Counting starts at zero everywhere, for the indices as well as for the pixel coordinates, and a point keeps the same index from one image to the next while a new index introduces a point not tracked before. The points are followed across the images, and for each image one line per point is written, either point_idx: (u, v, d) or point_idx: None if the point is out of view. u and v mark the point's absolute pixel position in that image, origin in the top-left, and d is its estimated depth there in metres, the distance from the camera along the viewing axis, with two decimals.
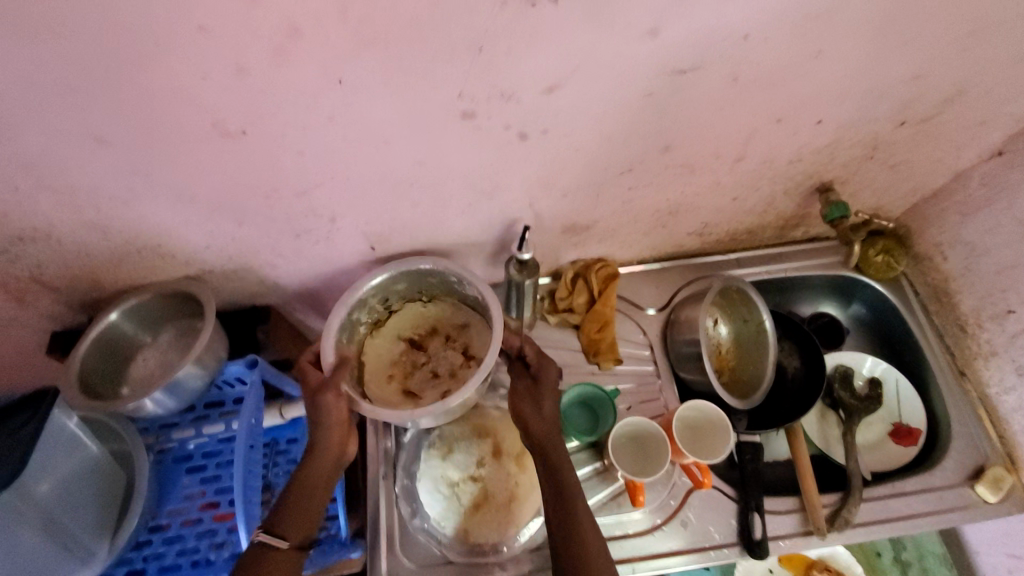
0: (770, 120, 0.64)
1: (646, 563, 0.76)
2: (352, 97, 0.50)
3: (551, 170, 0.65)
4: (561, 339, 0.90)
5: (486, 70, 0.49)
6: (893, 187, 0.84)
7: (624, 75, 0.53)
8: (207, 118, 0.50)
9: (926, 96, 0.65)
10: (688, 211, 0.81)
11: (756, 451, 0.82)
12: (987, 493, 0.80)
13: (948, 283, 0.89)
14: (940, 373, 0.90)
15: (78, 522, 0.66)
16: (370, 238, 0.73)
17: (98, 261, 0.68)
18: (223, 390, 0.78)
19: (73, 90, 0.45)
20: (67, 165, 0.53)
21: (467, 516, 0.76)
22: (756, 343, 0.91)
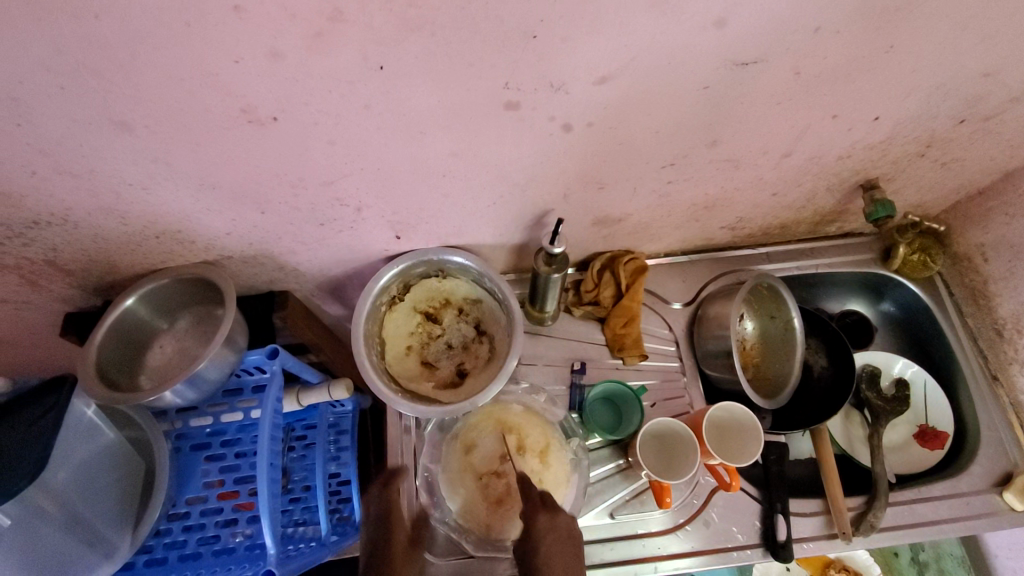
0: (825, 115, 0.60)
1: (669, 562, 0.75)
2: (392, 84, 0.46)
3: (591, 163, 0.62)
4: (585, 332, 0.88)
5: (538, 59, 0.46)
6: (938, 185, 0.81)
7: (683, 68, 0.49)
8: (236, 105, 0.46)
9: (992, 94, 0.62)
10: (725, 205, 0.77)
11: (781, 451, 0.80)
12: (1015, 502, 0.79)
13: (987, 285, 0.87)
14: (973, 377, 0.88)
15: (99, 512, 0.64)
16: (396, 227, 0.70)
17: (114, 245, 0.65)
18: (242, 377, 0.74)
19: (94, 72, 0.42)
20: (86, 151, 0.50)
21: (491, 511, 0.75)
22: (783, 343, 0.88)
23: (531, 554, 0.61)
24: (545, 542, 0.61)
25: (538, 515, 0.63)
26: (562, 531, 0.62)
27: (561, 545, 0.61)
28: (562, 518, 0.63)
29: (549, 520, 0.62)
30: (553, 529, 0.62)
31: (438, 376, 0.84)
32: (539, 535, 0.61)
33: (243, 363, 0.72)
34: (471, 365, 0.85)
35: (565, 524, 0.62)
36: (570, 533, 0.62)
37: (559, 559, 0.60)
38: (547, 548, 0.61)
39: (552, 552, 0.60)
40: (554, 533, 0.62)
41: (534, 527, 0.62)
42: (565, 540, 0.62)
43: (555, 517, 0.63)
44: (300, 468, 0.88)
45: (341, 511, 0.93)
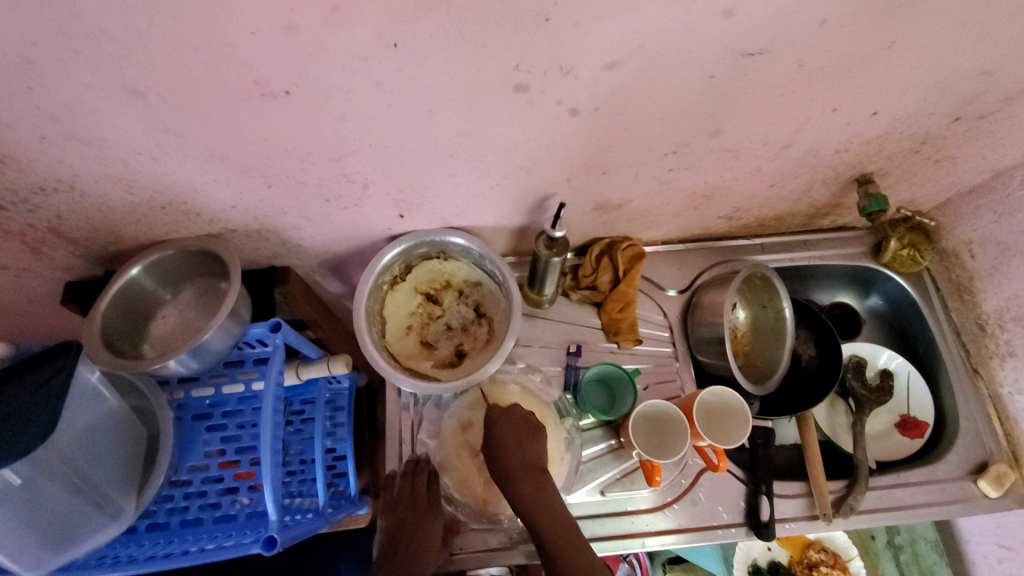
0: (825, 109, 0.62)
1: (657, 538, 0.78)
2: (405, 62, 0.47)
3: (595, 148, 0.63)
4: (581, 316, 0.90)
5: (549, 42, 0.47)
6: (931, 181, 0.83)
7: (691, 56, 0.50)
8: (250, 77, 0.47)
9: (988, 93, 0.64)
10: (723, 195, 0.79)
11: (767, 435, 0.82)
12: (989, 489, 0.82)
13: (972, 281, 0.89)
14: (954, 369, 0.91)
15: (104, 475, 0.66)
16: (400, 206, 0.71)
17: (119, 214, 0.66)
18: (244, 350, 0.75)
19: (112, 40, 0.43)
20: (97, 117, 0.50)
21: (487, 486, 0.78)
22: (773, 331, 0.90)
23: (490, 434, 0.74)
24: (498, 424, 0.75)
25: (494, 407, 0.77)
26: (515, 417, 0.75)
27: (512, 426, 0.74)
28: (515, 410, 0.76)
29: (502, 411, 0.76)
30: (506, 415, 0.75)
31: (437, 355, 0.86)
32: (493, 420, 0.75)
33: (246, 336, 0.73)
34: (470, 347, 0.87)
35: (518, 414, 0.76)
36: (523, 420, 0.75)
37: (513, 434, 0.73)
38: (502, 431, 0.74)
39: (505, 431, 0.74)
40: (507, 418, 0.75)
41: (490, 419, 0.76)
42: (517, 424, 0.75)
43: (510, 410, 0.76)
44: (298, 441, 0.91)
45: (338, 486, 0.95)
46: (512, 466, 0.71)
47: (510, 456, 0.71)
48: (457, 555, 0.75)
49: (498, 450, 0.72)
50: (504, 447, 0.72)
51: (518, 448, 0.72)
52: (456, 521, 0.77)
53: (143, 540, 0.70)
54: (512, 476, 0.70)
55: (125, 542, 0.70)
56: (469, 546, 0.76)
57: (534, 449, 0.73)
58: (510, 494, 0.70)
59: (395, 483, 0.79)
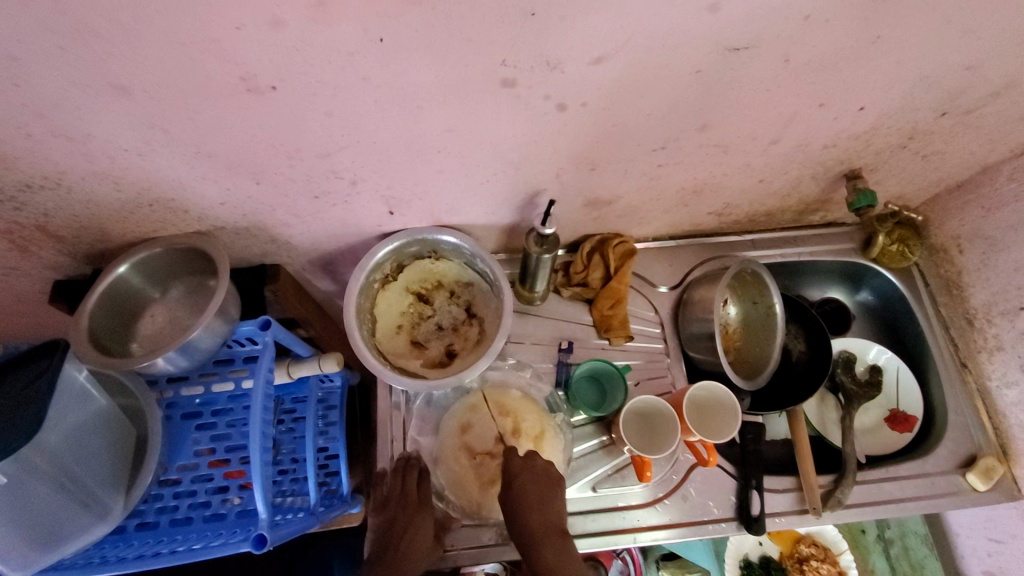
0: (812, 104, 0.62)
1: (649, 533, 0.78)
2: (391, 57, 0.47)
3: (584, 144, 0.63)
4: (573, 313, 0.90)
5: (536, 36, 0.47)
6: (920, 176, 0.84)
7: (677, 51, 0.51)
8: (236, 72, 0.47)
9: (974, 88, 0.64)
10: (713, 191, 0.79)
11: (758, 431, 0.82)
12: (978, 482, 0.83)
13: (960, 276, 0.90)
14: (943, 364, 0.92)
15: (92, 475, 0.65)
16: (390, 202, 0.71)
17: (106, 212, 0.65)
18: (233, 348, 0.75)
19: (94, 34, 0.42)
20: (82, 114, 0.50)
21: (482, 491, 0.77)
22: (763, 328, 0.90)
23: (509, 488, 0.72)
24: (520, 477, 0.73)
25: (513, 457, 0.75)
26: (536, 470, 0.73)
27: (534, 480, 0.72)
28: (535, 460, 0.74)
29: (523, 462, 0.74)
30: (527, 468, 0.73)
31: (427, 355, 0.86)
32: (514, 473, 0.73)
33: (235, 334, 0.73)
34: (461, 347, 0.86)
35: (538, 466, 0.74)
36: (544, 474, 0.73)
37: (535, 491, 0.71)
38: (522, 482, 0.72)
39: (527, 486, 0.72)
40: (528, 471, 0.73)
41: (510, 468, 0.74)
42: (539, 478, 0.73)
43: (530, 459, 0.74)
44: (289, 440, 0.91)
45: (331, 485, 0.96)
46: (535, 528, 0.69)
47: (533, 517, 0.70)
48: (450, 551, 0.75)
49: (521, 510, 0.70)
50: (526, 506, 0.70)
51: (540, 507, 0.71)
52: (448, 518, 0.77)
53: (132, 540, 0.70)
54: (534, 540, 0.69)
55: (114, 542, 0.70)
56: (460, 544, 0.76)
57: (554, 508, 0.71)
58: (530, 557, 0.69)
59: (388, 478, 0.79)
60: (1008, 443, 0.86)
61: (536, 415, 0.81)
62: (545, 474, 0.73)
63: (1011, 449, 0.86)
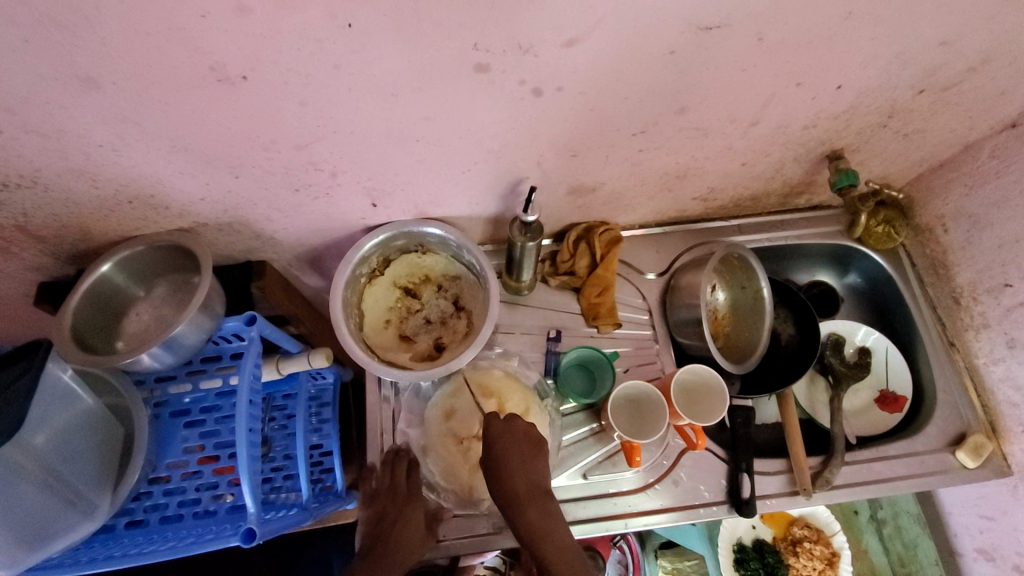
0: (789, 84, 0.62)
1: (640, 519, 0.78)
2: (361, 43, 0.47)
3: (563, 129, 0.63)
4: (561, 303, 0.90)
5: (505, 18, 0.46)
6: (902, 156, 0.84)
7: (649, 32, 0.51)
8: (205, 62, 0.47)
9: (951, 64, 0.64)
10: (697, 175, 0.79)
11: (748, 414, 0.82)
12: (967, 460, 0.83)
13: (946, 255, 0.90)
14: (932, 343, 0.92)
15: (77, 473, 0.65)
16: (371, 194, 0.71)
17: (86, 210, 0.65)
18: (220, 345, 0.75)
19: (59, 26, 0.42)
20: (54, 109, 0.50)
21: (472, 472, 0.77)
22: (752, 311, 0.90)
23: (492, 451, 0.71)
24: (501, 439, 0.72)
25: (495, 418, 0.74)
26: (518, 432, 0.72)
27: (515, 441, 0.71)
28: (517, 422, 0.73)
29: (505, 424, 0.73)
30: (508, 430, 0.72)
31: (416, 349, 0.85)
32: (496, 435, 0.72)
33: (220, 330, 0.73)
34: (449, 340, 0.86)
35: (520, 428, 0.73)
36: (526, 435, 0.72)
37: (517, 453, 0.70)
38: (504, 445, 0.71)
39: (508, 449, 0.71)
40: (509, 433, 0.72)
41: (491, 430, 0.73)
42: (521, 440, 0.72)
43: (511, 421, 0.73)
44: (281, 437, 0.91)
45: (325, 481, 0.96)
46: (520, 492, 0.68)
47: (516, 480, 0.69)
48: (442, 542, 0.75)
49: (503, 472, 0.69)
50: (510, 470, 0.69)
51: (523, 469, 0.70)
52: (440, 509, 0.77)
53: (122, 538, 0.70)
54: (520, 504, 0.68)
55: (104, 540, 0.69)
56: (453, 535, 0.76)
57: (537, 470, 0.71)
58: (517, 523, 0.68)
59: (378, 475, 0.79)
60: (997, 420, 0.86)
61: (520, 394, 0.81)
62: (527, 437, 0.72)
63: (1001, 426, 0.86)
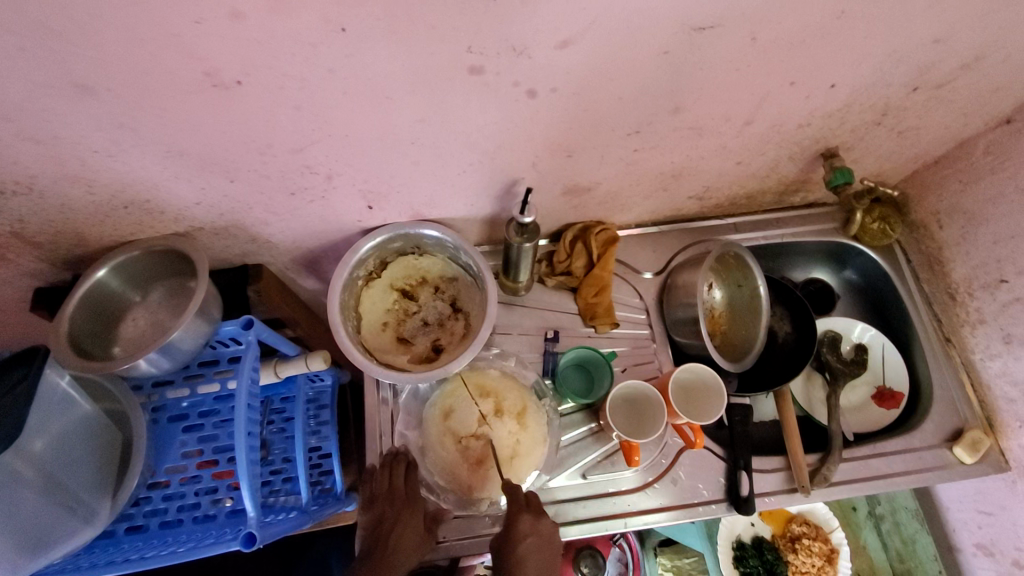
0: (783, 83, 0.63)
1: (638, 518, 0.79)
2: (356, 48, 0.47)
3: (558, 129, 0.63)
4: (558, 303, 0.90)
5: (499, 20, 0.47)
6: (897, 153, 0.84)
7: (643, 33, 0.51)
8: (199, 67, 0.47)
9: (944, 61, 0.64)
10: (692, 174, 0.79)
11: (746, 412, 0.83)
12: (965, 455, 0.83)
13: (941, 251, 0.90)
14: (927, 340, 0.92)
15: (77, 480, 0.65)
16: (367, 196, 0.71)
17: (82, 216, 0.65)
18: (217, 349, 0.75)
19: (52, 33, 0.42)
20: (49, 115, 0.50)
21: (472, 473, 0.76)
22: (750, 309, 0.90)
23: (512, 549, 0.68)
24: (526, 542, 0.68)
25: (523, 515, 0.70)
26: (544, 537, 0.69)
27: (539, 548, 0.69)
28: (543, 524, 0.70)
29: (532, 523, 0.70)
30: (536, 532, 0.69)
31: (414, 351, 0.85)
32: (522, 535, 0.69)
33: (218, 335, 0.73)
34: (447, 341, 0.86)
35: (545, 531, 0.70)
36: (550, 541, 0.70)
37: (537, 562, 0.68)
38: (527, 548, 0.68)
39: (529, 554, 0.68)
40: (536, 535, 0.69)
41: (515, 524, 0.69)
42: (543, 547, 0.69)
43: (539, 520, 0.70)
44: (280, 440, 0.91)
45: (325, 483, 0.96)
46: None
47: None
48: (442, 543, 0.76)
49: None
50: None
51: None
52: (440, 510, 0.77)
53: (122, 544, 0.70)
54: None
55: (105, 547, 0.70)
56: (453, 535, 0.77)
57: None
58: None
59: (377, 482, 0.77)
60: (993, 414, 0.86)
61: (518, 394, 0.81)
62: (551, 547, 0.69)
63: (997, 421, 0.86)
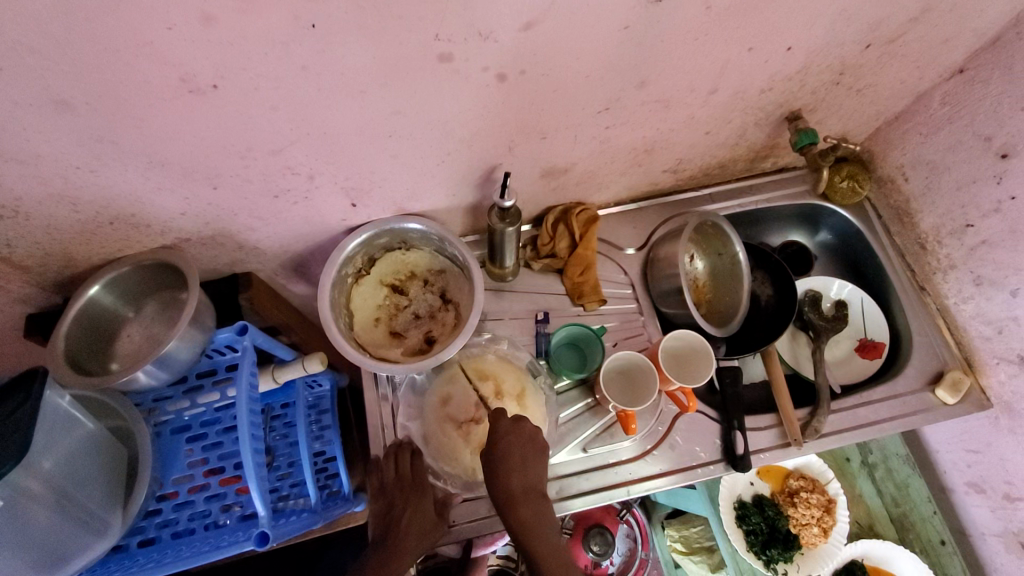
0: (742, 49, 0.65)
1: (641, 484, 0.81)
2: (326, 43, 0.49)
3: (529, 112, 0.65)
4: (546, 285, 0.92)
5: (464, 7, 0.48)
6: (858, 111, 0.88)
7: (603, 9, 0.53)
8: (174, 74, 0.48)
9: (893, 16, 0.67)
10: (664, 148, 0.82)
11: (735, 375, 0.86)
12: (946, 396, 0.87)
13: (909, 204, 0.94)
14: (902, 290, 0.96)
15: (87, 495, 0.66)
16: (350, 194, 0.72)
17: (69, 235, 0.65)
18: (214, 358, 0.77)
19: (28, 50, 0.43)
20: (31, 135, 0.50)
21: (472, 454, 0.78)
22: (730, 275, 0.93)
23: (493, 447, 0.71)
24: (505, 439, 0.72)
25: (502, 417, 0.74)
26: (524, 434, 0.73)
27: (521, 445, 0.72)
28: (524, 425, 0.73)
29: (511, 424, 0.73)
30: (515, 430, 0.73)
31: (407, 344, 0.86)
32: (501, 433, 0.72)
33: (214, 343, 0.74)
34: (439, 332, 0.87)
35: (526, 430, 0.73)
36: (531, 438, 0.73)
37: (519, 453, 0.71)
38: (508, 445, 0.71)
39: (511, 449, 0.71)
40: (516, 434, 0.72)
41: (496, 428, 0.73)
42: (525, 443, 0.72)
43: (519, 422, 0.74)
44: (284, 446, 0.92)
45: (331, 486, 0.97)
46: (516, 490, 0.70)
47: (513, 479, 0.70)
48: (454, 527, 0.78)
49: (502, 470, 0.70)
50: (508, 469, 0.70)
51: (521, 469, 0.71)
52: (448, 495, 0.79)
53: (136, 556, 0.71)
54: (513, 501, 0.69)
55: (119, 560, 0.70)
56: (464, 518, 0.78)
57: (535, 473, 0.71)
58: (506, 516, 0.69)
59: (382, 476, 0.78)
60: (971, 355, 0.90)
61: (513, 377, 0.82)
62: (532, 442, 0.73)
63: (975, 360, 0.90)
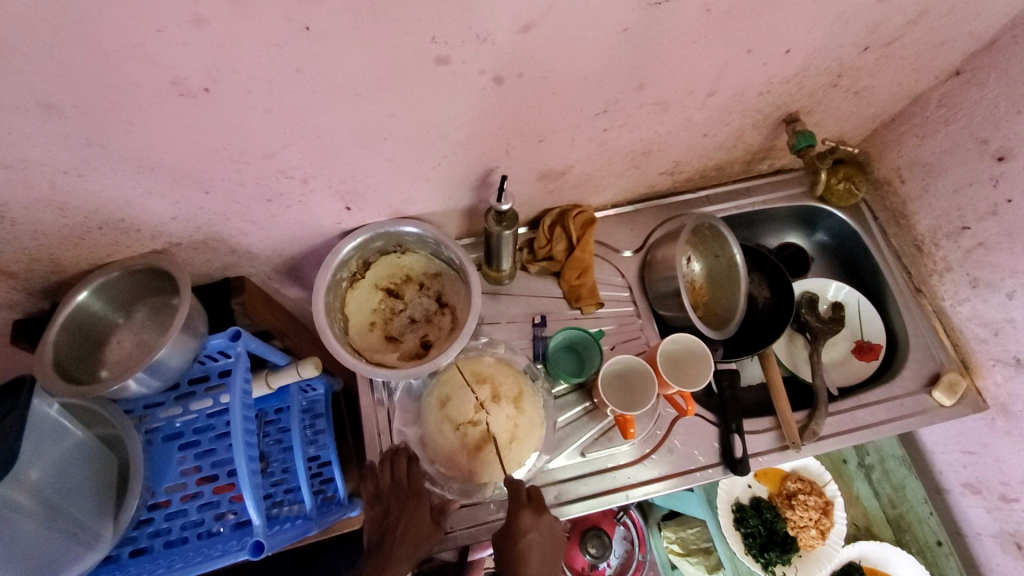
0: (741, 52, 0.65)
1: (639, 489, 0.80)
2: (321, 46, 0.48)
3: (526, 114, 0.64)
4: (543, 288, 0.91)
5: (461, 9, 0.47)
6: (855, 113, 0.88)
7: (602, 11, 0.52)
8: (164, 77, 0.47)
9: (891, 18, 0.67)
10: (661, 150, 0.81)
11: (733, 378, 0.86)
12: (943, 398, 0.87)
13: (905, 206, 0.94)
14: (898, 291, 0.96)
15: (77, 505, 0.65)
16: (345, 197, 0.71)
17: (57, 240, 0.64)
18: (206, 364, 0.76)
19: (11, 53, 0.42)
20: (15, 139, 0.49)
21: (471, 459, 0.77)
22: (728, 278, 0.92)
23: (514, 545, 0.67)
24: (528, 537, 0.68)
25: (524, 511, 0.69)
26: (545, 533, 0.69)
27: (541, 544, 0.69)
28: (545, 519, 0.70)
29: (533, 518, 0.69)
30: (537, 527, 0.69)
31: (403, 348, 0.85)
32: (524, 530, 0.68)
33: (205, 349, 0.73)
34: (435, 336, 0.86)
35: (546, 525, 0.70)
36: (551, 535, 0.70)
37: (539, 554, 0.68)
38: (530, 542, 0.68)
39: (532, 548, 0.68)
40: (537, 531, 0.69)
41: (518, 521, 0.69)
42: (545, 540, 0.69)
43: (540, 514, 0.70)
44: (278, 451, 0.91)
45: (326, 491, 0.96)
46: None
47: None
48: (450, 533, 0.77)
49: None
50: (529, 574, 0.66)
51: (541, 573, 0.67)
52: (445, 501, 0.77)
53: (128, 567, 0.70)
54: None
55: (110, 571, 0.69)
56: (460, 524, 0.78)
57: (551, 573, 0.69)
58: None
59: (378, 482, 0.77)
60: (967, 356, 0.90)
61: (512, 381, 0.80)
62: (551, 542, 0.70)
63: (971, 362, 0.90)
